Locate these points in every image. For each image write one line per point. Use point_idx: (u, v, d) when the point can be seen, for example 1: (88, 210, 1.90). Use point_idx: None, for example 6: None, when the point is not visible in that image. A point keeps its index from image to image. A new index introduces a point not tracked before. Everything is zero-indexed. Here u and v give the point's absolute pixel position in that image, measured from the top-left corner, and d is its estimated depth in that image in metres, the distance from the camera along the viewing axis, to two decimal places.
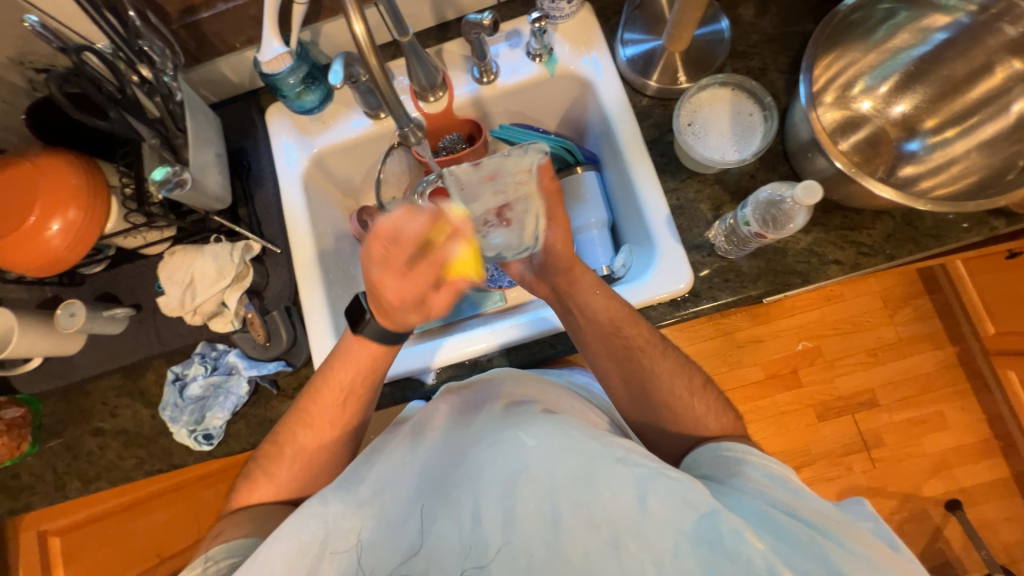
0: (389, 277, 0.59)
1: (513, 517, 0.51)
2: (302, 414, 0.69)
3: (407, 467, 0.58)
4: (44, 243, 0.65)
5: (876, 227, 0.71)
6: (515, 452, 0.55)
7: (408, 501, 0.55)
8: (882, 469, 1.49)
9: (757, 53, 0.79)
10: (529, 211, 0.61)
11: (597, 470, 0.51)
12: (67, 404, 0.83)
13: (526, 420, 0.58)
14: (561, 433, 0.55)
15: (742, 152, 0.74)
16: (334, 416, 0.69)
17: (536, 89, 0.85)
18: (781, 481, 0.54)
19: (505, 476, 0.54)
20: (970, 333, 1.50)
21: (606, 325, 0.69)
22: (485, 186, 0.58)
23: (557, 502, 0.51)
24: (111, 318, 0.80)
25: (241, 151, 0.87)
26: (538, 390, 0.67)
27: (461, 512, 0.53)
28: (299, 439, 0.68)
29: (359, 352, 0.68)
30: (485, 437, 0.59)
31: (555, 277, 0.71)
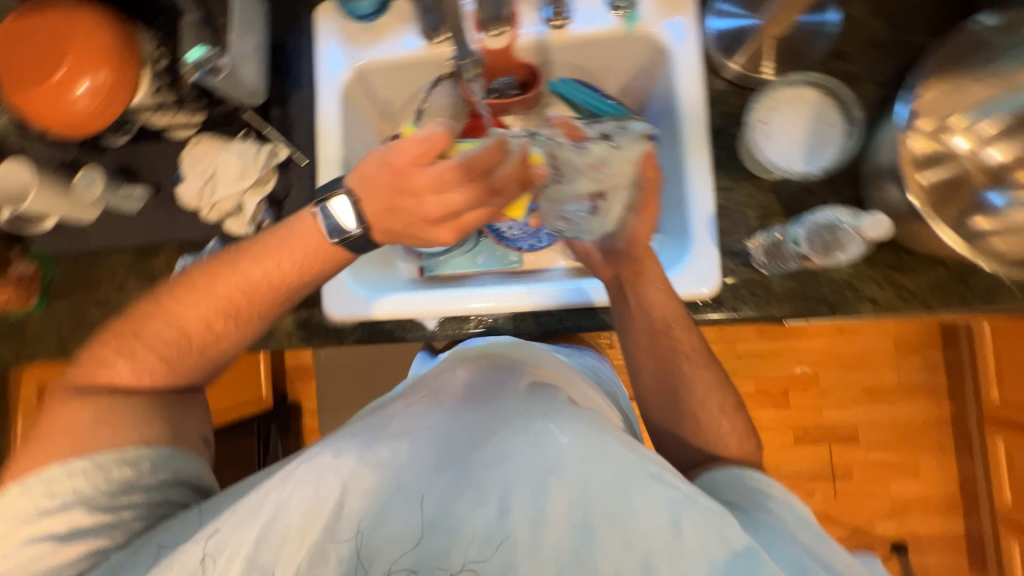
0: (439, 202, 0.59)
1: (542, 518, 0.50)
2: (208, 287, 0.65)
3: (421, 432, 0.57)
4: (71, 103, 0.63)
5: (924, 274, 0.67)
6: (547, 447, 0.53)
7: (428, 472, 0.54)
8: (842, 500, 1.53)
9: (859, 57, 0.71)
10: (618, 199, 0.68)
11: (633, 487, 0.50)
12: (76, 270, 0.83)
13: (560, 413, 0.57)
14: (595, 436, 0.54)
15: (810, 165, 0.68)
16: (243, 298, 0.65)
17: (607, 46, 0.78)
18: (806, 524, 0.55)
19: (535, 469, 0.52)
20: (970, 397, 1.47)
21: (658, 323, 0.70)
22: (585, 172, 0.65)
23: (589, 509, 0.50)
24: (127, 196, 0.80)
25: (282, 48, 0.82)
26: (557, 373, 0.68)
27: (488, 497, 0.52)
28: (200, 311, 0.64)
29: (302, 236, 0.64)
30: (515, 422, 0.57)
31: (623, 266, 0.72)
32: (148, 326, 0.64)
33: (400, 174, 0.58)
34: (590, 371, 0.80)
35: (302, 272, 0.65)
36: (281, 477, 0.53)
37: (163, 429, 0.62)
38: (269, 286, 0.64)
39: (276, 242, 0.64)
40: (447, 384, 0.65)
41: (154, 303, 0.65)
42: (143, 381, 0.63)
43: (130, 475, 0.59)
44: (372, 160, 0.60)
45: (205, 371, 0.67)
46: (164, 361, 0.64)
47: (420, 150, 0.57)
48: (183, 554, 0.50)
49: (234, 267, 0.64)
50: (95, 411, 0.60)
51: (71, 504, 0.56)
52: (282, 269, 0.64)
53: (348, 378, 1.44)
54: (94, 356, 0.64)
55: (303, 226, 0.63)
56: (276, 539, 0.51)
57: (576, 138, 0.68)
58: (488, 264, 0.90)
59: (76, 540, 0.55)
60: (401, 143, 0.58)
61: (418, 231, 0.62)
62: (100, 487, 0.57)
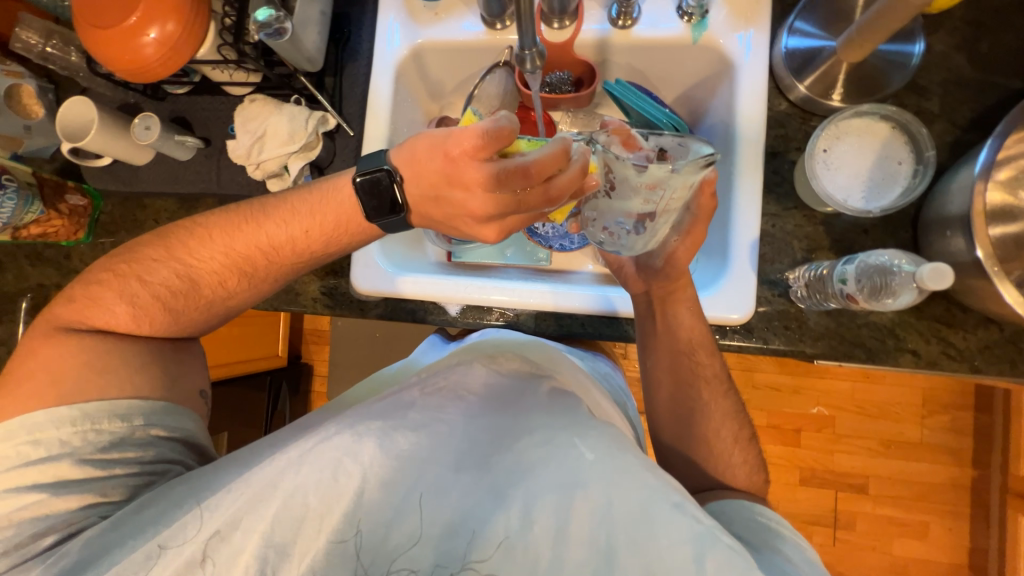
0: (485, 200, 0.59)
1: (565, 534, 0.49)
2: (223, 240, 0.66)
3: (443, 428, 0.58)
4: (138, 49, 0.64)
5: (975, 334, 0.63)
6: (570, 461, 0.53)
7: (449, 471, 0.54)
8: (841, 549, 1.48)
9: (939, 94, 0.67)
10: (666, 220, 0.63)
11: (656, 514, 0.49)
12: (124, 210, 0.87)
13: (584, 427, 0.57)
14: (618, 455, 0.53)
15: (868, 202, 0.64)
16: (259, 254, 0.66)
17: (670, 52, 0.75)
18: (813, 566, 0.53)
19: (558, 483, 0.52)
20: (997, 465, 1.40)
21: (683, 344, 0.69)
22: (640, 193, 0.58)
23: (612, 532, 0.49)
24: (181, 144, 0.82)
25: (345, 18, 0.82)
26: (575, 382, 0.69)
27: (509, 504, 0.51)
28: (209, 262, 0.67)
29: (327, 203, 0.65)
30: (540, 431, 0.57)
31: (657, 285, 0.70)
32: (153, 271, 0.66)
33: (456, 165, 0.58)
34: (602, 379, 0.79)
35: (319, 238, 0.66)
36: (301, 456, 0.53)
37: (156, 381, 0.63)
38: (283, 249, 0.66)
39: (304, 207, 0.66)
40: (470, 380, 0.65)
41: (161, 249, 0.67)
42: (141, 326, 0.65)
43: (121, 430, 0.59)
44: (427, 143, 0.60)
45: (201, 323, 0.69)
46: (164, 308, 0.66)
47: (476, 146, 0.56)
48: (203, 516, 0.51)
49: (255, 225, 0.66)
50: (107, 355, 0.62)
51: (59, 454, 0.56)
52: (309, 236, 0.66)
53: (362, 348, 1.47)
54: (88, 294, 0.66)
55: (334, 193, 0.65)
56: (294, 519, 0.51)
57: (634, 139, 0.56)
58: (516, 257, 0.89)
59: (66, 490, 0.55)
60: (463, 133, 0.58)
61: (460, 221, 0.64)
62: (89, 439, 0.57)
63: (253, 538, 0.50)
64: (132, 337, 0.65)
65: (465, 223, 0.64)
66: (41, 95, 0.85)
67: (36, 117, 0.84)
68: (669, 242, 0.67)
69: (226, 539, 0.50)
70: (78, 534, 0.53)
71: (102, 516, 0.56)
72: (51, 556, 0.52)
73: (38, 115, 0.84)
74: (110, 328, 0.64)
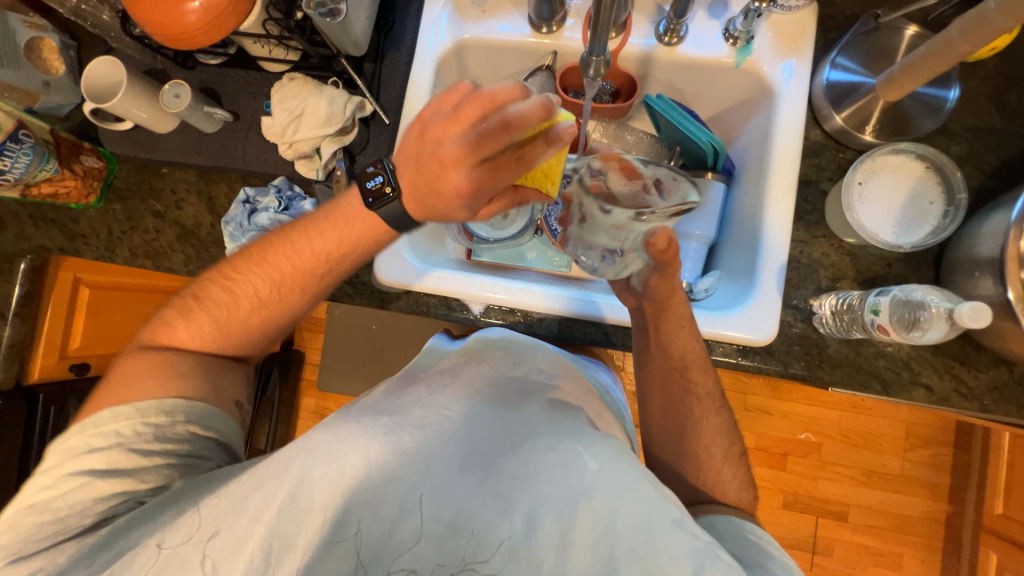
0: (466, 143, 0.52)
1: (567, 544, 0.47)
2: (261, 256, 0.64)
3: (445, 425, 0.55)
4: (181, 16, 0.62)
5: (986, 373, 0.65)
6: (575, 471, 0.51)
7: (455, 469, 0.51)
8: (817, 574, 1.51)
9: (967, 140, 0.69)
10: (638, 255, 0.61)
11: (657, 529, 0.47)
12: (139, 177, 0.85)
13: (589, 435, 0.54)
14: (623, 465, 0.51)
15: (898, 237, 0.66)
16: (300, 270, 0.64)
17: (712, 73, 0.76)
18: None
19: (561, 493, 0.50)
20: (971, 503, 1.44)
21: (674, 361, 0.68)
22: (607, 232, 0.59)
23: (614, 544, 0.47)
24: (209, 116, 0.79)
25: (390, 5, 0.81)
26: (585, 398, 0.67)
27: (513, 508, 0.49)
28: (251, 281, 0.64)
29: (347, 213, 0.62)
30: (545, 434, 0.55)
31: (647, 300, 0.68)
32: (205, 292, 0.64)
33: (433, 139, 0.53)
34: (606, 393, 0.78)
35: (342, 249, 0.63)
36: (304, 444, 0.52)
37: (197, 383, 0.61)
38: (316, 265, 0.64)
39: (327, 218, 0.63)
40: (469, 374, 0.64)
41: (213, 272, 0.66)
42: (196, 343, 0.64)
43: (165, 423, 0.58)
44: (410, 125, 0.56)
45: (253, 339, 0.67)
46: (217, 327, 0.64)
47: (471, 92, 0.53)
48: (212, 504, 0.50)
49: (288, 242, 0.64)
50: (154, 365, 0.61)
51: (113, 443, 0.55)
52: (335, 247, 0.63)
53: (359, 340, 1.45)
54: (159, 316, 0.66)
55: (348, 204, 0.62)
56: (296, 512, 0.49)
57: (629, 165, 0.57)
58: (537, 262, 0.89)
59: (112, 475, 0.54)
60: (440, 97, 0.54)
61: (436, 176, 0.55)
62: (140, 431, 0.57)
63: (254, 525, 0.48)
64: (184, 351, 0.63)
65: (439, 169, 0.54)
66: (64, 51, 0.82)
67: (56, 73, 0.82)
68: (642, 273, 0.64)
69: (229, 528, 0.48)
70: (114, 519, 0.53)
71: (138, 502, 0.54)
72: (88, 536, 0.51)
73: (58, 71, 0.81)
74: (173, 345, 0.63)
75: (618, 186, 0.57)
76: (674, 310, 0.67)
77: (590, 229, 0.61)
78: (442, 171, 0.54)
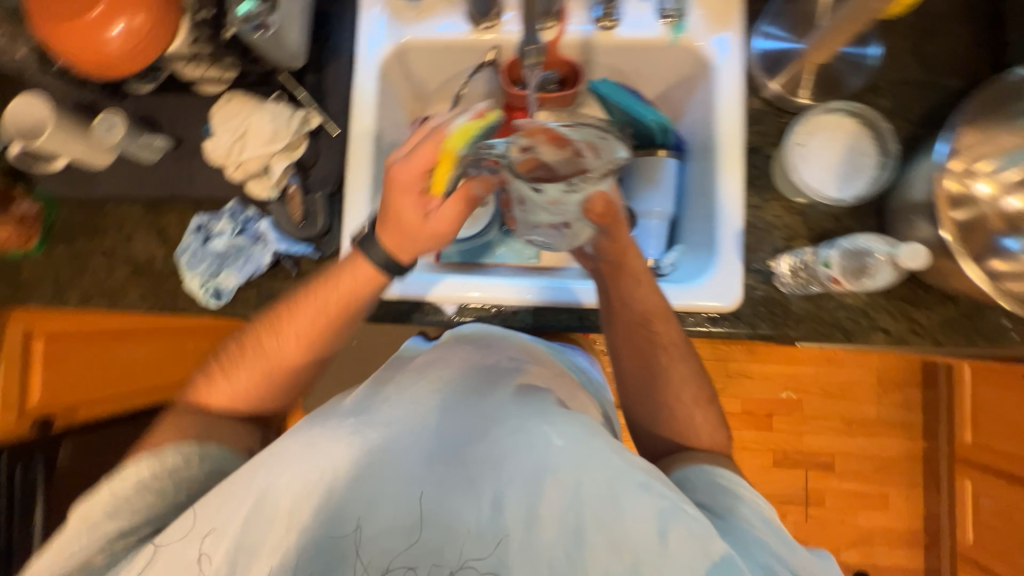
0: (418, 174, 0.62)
1: (535, 518, 0.48)
2: (274, 320, 0.68)
3: (413, 421, 0.55)
4: (103, 43, 0.60)
5: (936, 310, 0.69)
6: (540, 447, 0.52)
7: (422, 464, 0.51)
8: (813, 525, 1.57)
9: (893, 93, 0.73)
10: (584, 224, 0.63)
11: (621, 492, 0.48)
12: (81, 217, 0.81)
13: (554, 414, 0.55)
14: (589, 438, 0.52)
15: (843, 191, 0.69)
16: (312, 330, 0.67)
17: (652, 53, 0.78)
18: (769, 522, 0.53)
19: (527, 471, 0.50)
20: (944, 436, 1.52)
21: (637, 319, 0.69)
22: (545, 210, 0.58)
23: (581, 514, 0.48)
24: (147, 146, 0.77)
25: (325, 15, 0.80)
26: (553, 377, 0.67)
27: (480, 493, 0.50)
28: (269, 347, 0.67)
29: (347, 270, 0.66)
30: (509, 420, 0.55)
31: (602, 263, 0.70)
32: (230, 360, 0.68)
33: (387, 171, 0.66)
34: (582, 375, 0.79)
35: (355, 307, 0.67)
36: (270, 451, 0.52)
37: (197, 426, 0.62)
38: (335, 326, 0.68)
39: (330, 280, 0.66)
40: (438, 367, 0.63)
41: (235, 340, 0.70)
42: (223, 408, 0.67)
43: (183, 467, 0.57)
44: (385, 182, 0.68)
45: (282, 401, 0.71)
46: (242, 392, 0.67)
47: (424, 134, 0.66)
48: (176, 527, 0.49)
49: (298, 306, 0.67)
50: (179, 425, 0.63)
51: (130, 487, 0.53)
52: (341, 305, 0.66)
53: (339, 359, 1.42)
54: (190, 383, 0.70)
55: (355, 268, 0.66)
56: (263, 520, 0.48)
57: (557, 134, 0.56)
58: (506, 257, 0.89)
59: (123, 516, 0.52)
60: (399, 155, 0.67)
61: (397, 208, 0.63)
62: (158, 474, 0.55)
63: (218, 543, 0.47)
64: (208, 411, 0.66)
65: (399, 200, 0.63)
66: None
67: None
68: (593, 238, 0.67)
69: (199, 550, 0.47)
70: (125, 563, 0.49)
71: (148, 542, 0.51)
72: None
73: None
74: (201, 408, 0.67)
75: (553, 156, 0.56)
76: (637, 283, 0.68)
77: (538, 208, 0.58)
78: (399, 200, 0.63)
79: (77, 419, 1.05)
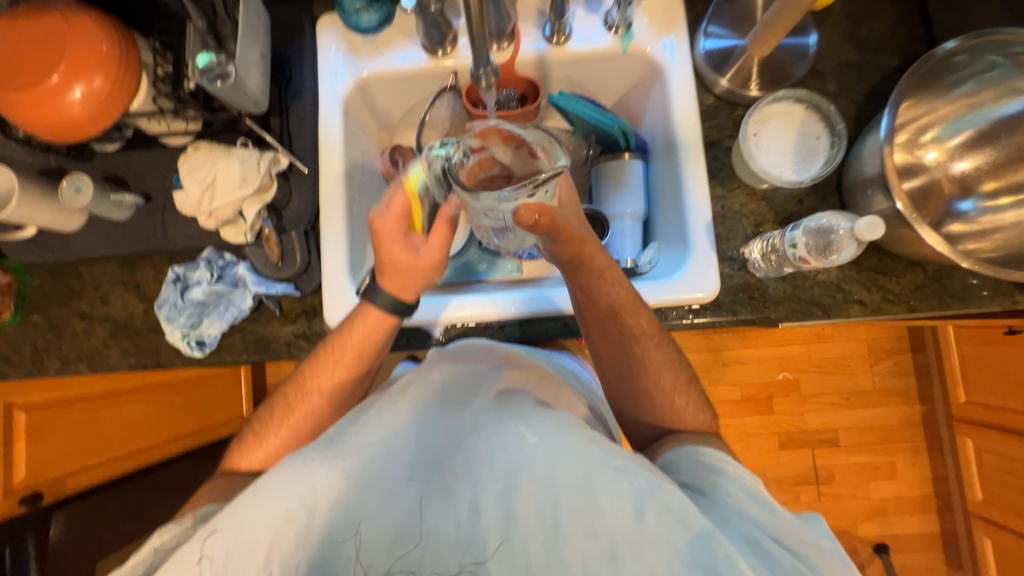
0: (398, 219, 0.65)
1: (511, 516, 0.50)
2: (301, 375, 0.71)
3: (393, 433, 0.56)
4: (63, 108, 0.60)
5: (907, 277, 0.72)
6: (515, 447, 0.53)
7: (403, 478, 0.53)
8: (827, 503, 1.57)
9: (836, 77, 0.76)
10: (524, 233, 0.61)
11: (597, 479, 0.49)
12: (56, 281, 0.81)
13: (528, 414, 0.56)
14: (562, 433, 0.52)
15: (799, 173, 0.72)
16: (337, 379, 0.70)
17: (605, 63, 0.81)
18: (757, 496, 0.53)
19: (502, 473, 0.52)
20: (939, 398, 1.55)
21: (607, 315, 0.68)
22: (486, 215, 0.56)
23: (557, 506, 0.49)
24: (118, 203, 0.76)
25: (284, 57, 0.81)
26: (533, 377, 0.69)
27: (458, 499, 0.52)
28: (304, 406, 0.70)
29: (360, 319, 0.68)
30: (485, 424, 0.57)
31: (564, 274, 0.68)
32: (265, 424, 0.71)
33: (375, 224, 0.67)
34: (570, 375, 0.80)
35: (371, 355, 0.70)
36: (249, 491, 0.50)
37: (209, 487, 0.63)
38: (355, 375, 0.70)
39: (344, 331, 0.69)
40: (419, 385, 0.62)
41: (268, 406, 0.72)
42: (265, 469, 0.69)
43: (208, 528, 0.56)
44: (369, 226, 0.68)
45: None
46: (281, 452, 0.70)
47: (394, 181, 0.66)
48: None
49: (321, 363, 0.69)
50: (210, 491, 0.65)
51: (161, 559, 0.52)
52: (360, 354, 0.69)
53: None
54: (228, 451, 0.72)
55: (366, 319, 0.68)
56: (243, 550, 0.48)
57: (507, 133, 0.55)
58: (490, 273, 0.90)
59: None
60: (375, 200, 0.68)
61: (385, 253, 0.65)
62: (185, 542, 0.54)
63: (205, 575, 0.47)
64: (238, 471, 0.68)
65: (388, 248, 0.65)
66: None
67: None
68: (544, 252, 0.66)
69: None
70: None
71: None
72: None
73: None
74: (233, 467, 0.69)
75: (505, 158, 0.56)
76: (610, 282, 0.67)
77: (480, 213, 0.56)
78: (385, 247, 0.65)
79: (64, 491, 1.00)
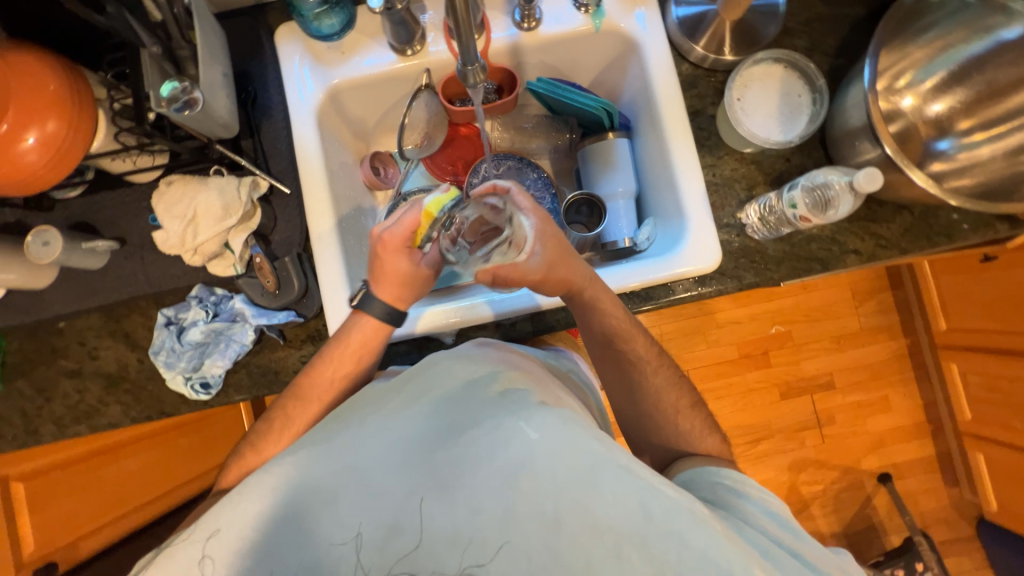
0: (403, 237, 0.67)
1: (512, 515, 0.48)
2: (296, 388, 0.69)
3: (385, 438, 0.54)
4: (16, 158, 0.55)
5: (896, 222, 0.74)
6: (517, 444, 0.50)
7: (398, 478, 0.51)
8: (830, 443, 1.64)
9: (807, 33, 0.77)
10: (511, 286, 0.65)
11: (602, 477, 0.48)
12: (35, 343, 0.76)
13: (528, 408, 0.53)
14: (564, 428, 0.51)
15: (787, 133, 0.73)
16: (329, 393, 0.69)
17: (579, 44, 0.80)
18: (776, 516, 0.56)
19: (502, 469, 0.50)
20: (921, 328, 1.62)
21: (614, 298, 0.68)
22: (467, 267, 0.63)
23: (559, 501, 0.48)
24: (92, 251, 0.71)
25: (246, 76, 0.77)
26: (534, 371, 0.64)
27: (455, 500, 0.50)
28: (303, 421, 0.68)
29: (356, 331, 0.69)
30: (485, 418, 0.54)
31: None
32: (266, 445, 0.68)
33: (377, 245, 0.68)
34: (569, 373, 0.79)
35: (368, 364, 0.70)
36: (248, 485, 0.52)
37: None
38: (356, 384, 0.70)
39: (336, 337, 0.69)
40: (412, 379, 0.60)
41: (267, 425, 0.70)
42: None
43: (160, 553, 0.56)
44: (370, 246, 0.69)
45: None
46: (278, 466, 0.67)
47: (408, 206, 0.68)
48: (161, 565, 0.49)
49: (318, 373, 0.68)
50: None
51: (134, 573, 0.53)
52: (348, 363, 0.69)
53: None
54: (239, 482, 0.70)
55: (363, 330, 0.69)
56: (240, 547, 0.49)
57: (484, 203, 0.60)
58: None
59: None
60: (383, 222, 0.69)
61: (384, 263, 0.68)
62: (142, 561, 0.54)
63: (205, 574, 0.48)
64: None
65: (388, 259, 0.67)
66: None
67: None
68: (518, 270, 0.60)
69: None
70: None
71: None
72: None
73: None
74: None
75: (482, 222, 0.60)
76: (591, 291, 0.66)
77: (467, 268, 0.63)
78: (388, 259, 0.67)
79: (81, 557, 0.95)
